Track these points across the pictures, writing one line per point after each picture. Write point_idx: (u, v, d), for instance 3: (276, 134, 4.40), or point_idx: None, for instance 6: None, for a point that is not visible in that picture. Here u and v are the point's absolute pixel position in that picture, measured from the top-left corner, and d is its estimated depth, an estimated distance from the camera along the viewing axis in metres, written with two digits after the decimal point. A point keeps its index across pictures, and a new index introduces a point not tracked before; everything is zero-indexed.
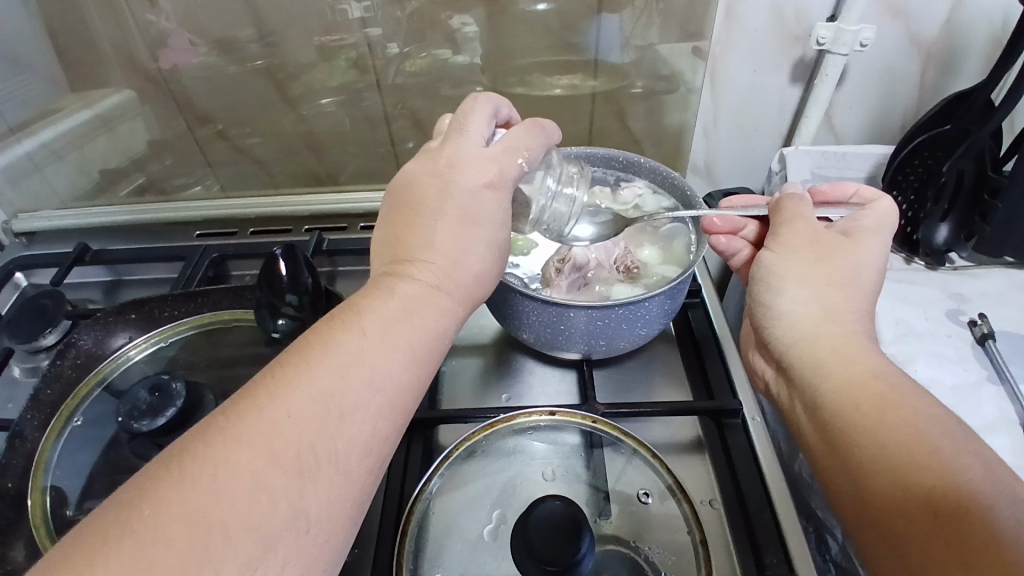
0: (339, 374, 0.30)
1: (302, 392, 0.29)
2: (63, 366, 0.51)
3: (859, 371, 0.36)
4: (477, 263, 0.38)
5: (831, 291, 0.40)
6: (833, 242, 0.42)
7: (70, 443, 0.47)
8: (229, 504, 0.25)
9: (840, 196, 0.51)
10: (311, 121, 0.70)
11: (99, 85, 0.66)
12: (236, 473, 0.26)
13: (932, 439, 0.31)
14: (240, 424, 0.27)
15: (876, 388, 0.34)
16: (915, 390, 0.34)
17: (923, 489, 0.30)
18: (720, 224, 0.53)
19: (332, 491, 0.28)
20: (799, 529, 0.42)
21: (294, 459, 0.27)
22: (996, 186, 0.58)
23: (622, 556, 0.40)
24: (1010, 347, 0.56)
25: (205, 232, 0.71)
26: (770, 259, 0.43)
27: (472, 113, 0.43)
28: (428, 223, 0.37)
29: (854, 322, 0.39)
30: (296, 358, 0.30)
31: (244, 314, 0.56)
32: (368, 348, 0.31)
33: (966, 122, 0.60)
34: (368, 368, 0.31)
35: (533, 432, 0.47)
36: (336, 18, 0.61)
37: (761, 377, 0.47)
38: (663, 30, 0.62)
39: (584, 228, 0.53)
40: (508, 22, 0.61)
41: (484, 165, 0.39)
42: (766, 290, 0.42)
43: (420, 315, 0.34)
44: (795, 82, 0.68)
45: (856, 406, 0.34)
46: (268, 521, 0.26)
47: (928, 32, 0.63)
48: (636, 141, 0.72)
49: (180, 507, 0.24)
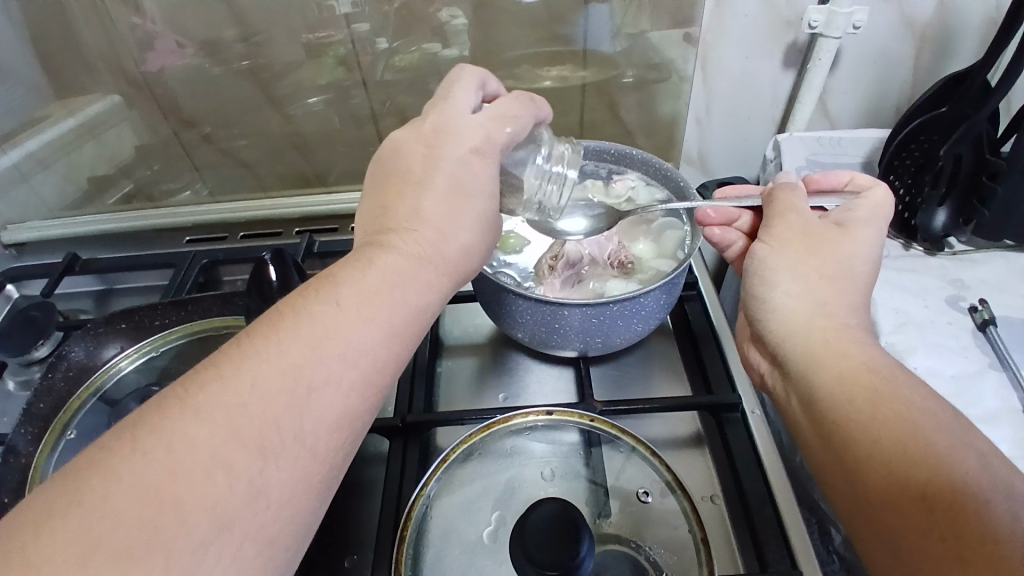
0: (311, 347, 0.29)
1: (274, 363, 0.28)
2: (54, 379, 0.51)
3: (851, 365, 0.35)
4: (462, 238, 0.37)
5: (823, 283, 0.39)
6: (827, 233, 0.42)
7: (63, 458, 0.47)
8: (185, 481, 0.25)
9: (834, 185, 0.50)
10: (298, 121, 0.69)
11: (84, 91, 0.65)
12: (194, 448, 0.25)
13: (926, 432, 0.31)
14: (202, 395, 0.27)
15: (870, 381, 0.34)
16: (908, 383, 0.34)
17: (915, 482, 0.30)
18: (713, 215, 0.52)
19: (297, 470, 0.27)
20: (801, 524, 0.41)
21: (258, 436, 0.27)
22: (994, 169, 0.58)
23: (623, 555, 0.39)
24: (1010, 333, 0.55)
25: (193, 238, 0.71)
26: (765, 252, 0.42)
27: (461, 84, 0.42)
28: (414, 194, 0.37)
29: (846, 315, 0.38)
30: (268, 328, 0.30)
31: (235, 320, 0.55)
32: (345, 318, 0.31)
33: (963, 105, 0.58)
34: (343, 340, 0.30)
35: (530, 433, 0.47)
36: (322, 14, 0.60)
37: (757, 371, 0.45)
38: (654, 18, 0.61)
39: (575, 223, 0.54)
40: (494, 15, 0.60)
41: (473, 133, 0.39)
42: (759, 283, 0.42)
43: (401, 286, 0.33)
44: (788, 67, 0.67)
45: (850, 400, 0.34)
46: (225, 500, 0.25)
47: (923, 13, 0.62)
48: (628, 132, 0.71)
49: (131, 481, 0.24)
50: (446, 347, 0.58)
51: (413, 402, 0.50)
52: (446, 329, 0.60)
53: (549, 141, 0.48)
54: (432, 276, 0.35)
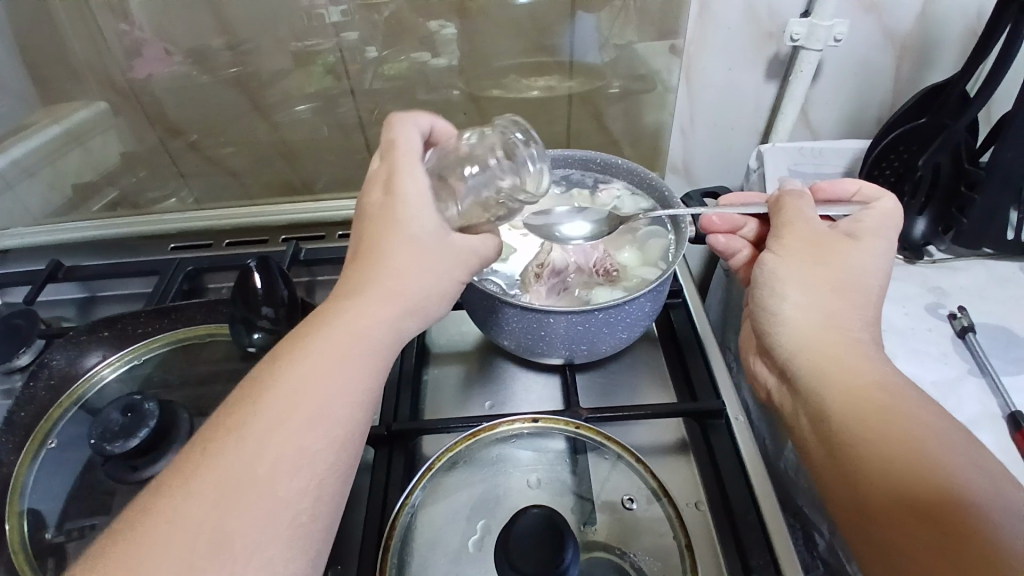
0: (260, 403, 0.31)
1: (234, 426, 0.30)
2: (36, 388, 0.50)
3: (862, 382, 0.35)
4: (430, 265, 0.37)
5: (833, 295, 0.40)
6: (836, 244, 0.42)
7: (44, 468, 0.46)
8: (155, 549, 0.27)
9: (841, 194, 0.49)
10: (286, 129, 0.69)
11: (69, 98, 0.65)
12: (161, 518, 0.28)
13: (940, 454, 0.31)
14: (173, 474, 0.29)
15: (880, 399, 0.34)
16: (919, 402, 0.34)
17: (916, 497, 0.30)
18: (718, 223, 0.53)
19: (262, 515, 0.29)
20: (784, 529, 0.41)
21: (216, 494, 0.28)
22: (972, 179, 0.60)
23: (609, 563, 0.40)
24: (989, 340, 0.56)
25: (179, 245, 0.71)
26: (777, 263, 0.42)
27: (394, 126, 0.42)
28: (371, 230, 0.37)
29: (857, 330, 0.39)
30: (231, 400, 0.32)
31: (220, 329, 0.55)
32: (304, 368, 0.32)
33: (942, 116, 0.59)
34: (300, 390, 0.32)
35: (516, 440, 0.46)
36: (311, 23, 0.60)
37: (763, 385, 0.45)
38: (640, 29, 0.62)
39: (580, 227, 0.55)
40: (482, 25, 0.61)
41: (380, 174, 0.40)
42: (769, 294, 0.42)
43: (359, 326, 0.34)
44: (770, 79, 0.68)
45: (861, 419, 0.34)
46: (192, 559, 0.27)
47: (903, 26, 0.63)
48: (614, 142, 0.72)
49: (115, 559, 0.27)
50: (432, 356, 0.58)
51: (398, 410, 0.50)
52: (433, 336, 0.60)
53: (475, 152, 0.43)
54: (395, 309, 0.35)
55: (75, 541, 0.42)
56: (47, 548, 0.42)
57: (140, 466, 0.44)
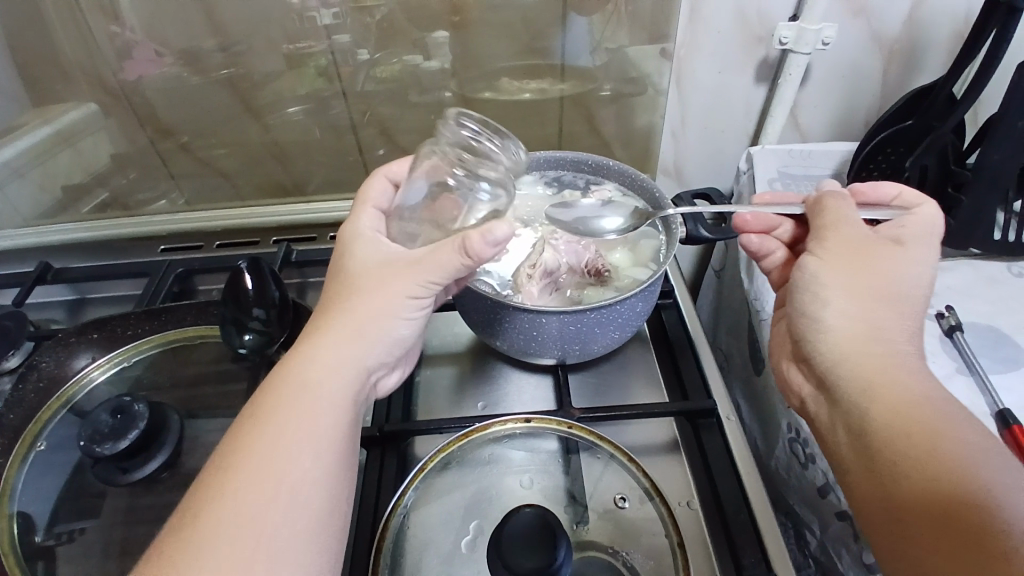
0: (256, 461, 0.32)
1: (235, 486, 0.31)
2: (25, 390, 0.49)
3: (908, 397, 0.35)
4: (381, 293, 0.39)
5: (879, 303, 0.40)
6: (881, 250, 0.42)
7: (33, 470, 0.46)
8: None
9: (881, 199, 0.50)
10: (278, 130, 0.68)
11: (59, 99, 0.64)
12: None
13: (987, 476, 0.31)
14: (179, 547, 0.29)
15: (924, 416, 0.34)
16: (963, 419, 0.34)
17: (952, 514, 0.31)
18: (753, 223, 0.53)
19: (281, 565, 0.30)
20: (776, 528, 0.42)
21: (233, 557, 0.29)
22: (959, 180, 0.61)
23: (602, 562, 0.40)
24: (976, 339, 0.57)
25: (169, 247, 0.72)
26: (818, 266, 0.42)
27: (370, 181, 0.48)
28: (343, 285, 0.39)
29: (903, 342, 0.39)
30: (219, 462, 0.32)
31: (211, 330, 0.55)
32: (293, 419, 0.34)
33: (929, 117, 0.60)
34: (292, 438, 0.33)
35: (508, 440, 0.47)
36: (303, 25, 0.60)
37: (795, 394, 0.45)
38: (632, 33, 0.62)
39: (612, 220, 0.55)
40: (474, 27, 0.61)
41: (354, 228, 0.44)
42: (810, 300, 0.42)
43: (317, 364, 0.36)
44: (760, 81, 0.68)
45: (907, 435, 0.34)
46: None
47: (890, 30, 0.64)
48: (606, 144, 0.72)
49: None
50: (424, 357, 0.58)
51: (390, 411, 0.50)
52: (425, 337, 0.60)
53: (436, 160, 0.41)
54: (350, 342, 0.38)
55: (65, 544, 0.42)
56: (38, 551, 0.42)
57: (128, 467, 0.45)
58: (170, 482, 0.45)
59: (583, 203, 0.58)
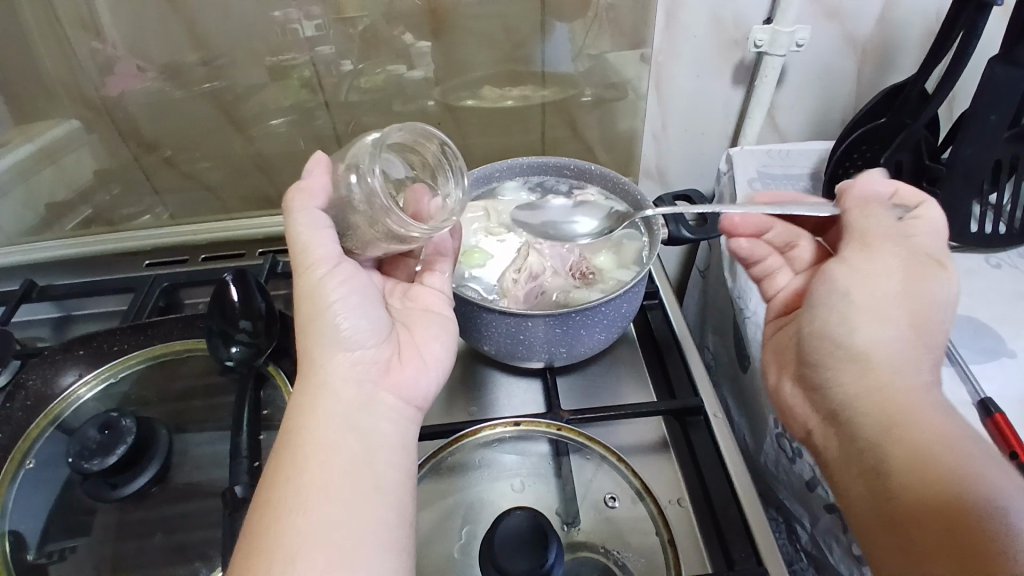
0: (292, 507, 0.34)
1: (275, 536, 0.33)
2: (12, 408, 0.49)
3: (930, 436, 0.36)
4: (311, 327, 0.40)
5: (916, 325, 0.41)
6: (910, 265, 0.42)
7: (22, 488, 0.45)
8: None
9: None
10: (261, 143, 0.69)
11: (42, 116, 0.64)
12: None
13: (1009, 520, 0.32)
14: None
15: (950, 458, 0.35)
16: (985, 457, 0.35)
17: (966, 547, 0.32)
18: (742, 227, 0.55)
19: None
20: (765, 522, 0.42)
21: None
22: (935, 175, 0.63)
23: (594, 562, 0.40)
24: (956, 330, 0.58)
25: (154, 261, 0.71)
26: (847, 280, 0.43)
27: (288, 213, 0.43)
28: (302, 318, 0.41)
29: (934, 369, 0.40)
30: (263, 510, 0.34)
31: (198, 343, 0.55)
32: (314, 462, 0.36)
33: (902, 115, 0.62)
34: (316, 485, 0.35)
35: (499, 445, 0.47)
36: (286, 37, 0.60)
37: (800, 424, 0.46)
38: (613, 39, 0.63)
39: (587, 223, 0.58)
40: (454, 36, 0.61)
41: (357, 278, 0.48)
42: (837, 320, 0.43)
43: (308, 420, 0.38)
44: (737, 84, 0.70)
45: (929, 479, 0.35)
46: None
47: (863, 30, 0.66)
48: (589, 149, 0.73)
49: None
50: None
51: None
52: None
53: (361, 166, 0.41)
54: (319, 393, 0.39)
55: (57, 562, 0.42)
56: (29, 569, 0.41)
57: (118, 483, 0.44)
58: (160, 496, 0.45)
59: (552, 205, 0.60)
